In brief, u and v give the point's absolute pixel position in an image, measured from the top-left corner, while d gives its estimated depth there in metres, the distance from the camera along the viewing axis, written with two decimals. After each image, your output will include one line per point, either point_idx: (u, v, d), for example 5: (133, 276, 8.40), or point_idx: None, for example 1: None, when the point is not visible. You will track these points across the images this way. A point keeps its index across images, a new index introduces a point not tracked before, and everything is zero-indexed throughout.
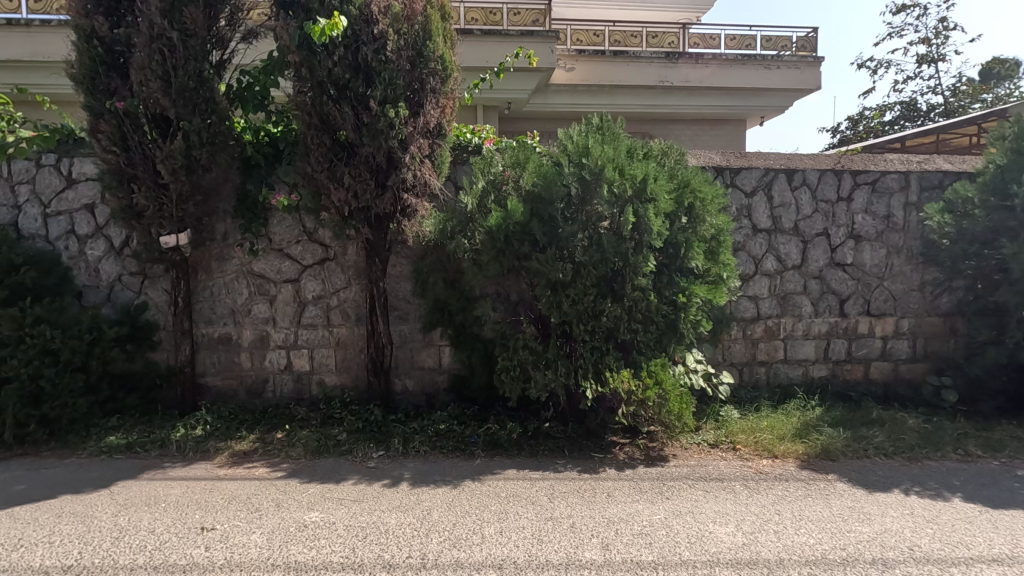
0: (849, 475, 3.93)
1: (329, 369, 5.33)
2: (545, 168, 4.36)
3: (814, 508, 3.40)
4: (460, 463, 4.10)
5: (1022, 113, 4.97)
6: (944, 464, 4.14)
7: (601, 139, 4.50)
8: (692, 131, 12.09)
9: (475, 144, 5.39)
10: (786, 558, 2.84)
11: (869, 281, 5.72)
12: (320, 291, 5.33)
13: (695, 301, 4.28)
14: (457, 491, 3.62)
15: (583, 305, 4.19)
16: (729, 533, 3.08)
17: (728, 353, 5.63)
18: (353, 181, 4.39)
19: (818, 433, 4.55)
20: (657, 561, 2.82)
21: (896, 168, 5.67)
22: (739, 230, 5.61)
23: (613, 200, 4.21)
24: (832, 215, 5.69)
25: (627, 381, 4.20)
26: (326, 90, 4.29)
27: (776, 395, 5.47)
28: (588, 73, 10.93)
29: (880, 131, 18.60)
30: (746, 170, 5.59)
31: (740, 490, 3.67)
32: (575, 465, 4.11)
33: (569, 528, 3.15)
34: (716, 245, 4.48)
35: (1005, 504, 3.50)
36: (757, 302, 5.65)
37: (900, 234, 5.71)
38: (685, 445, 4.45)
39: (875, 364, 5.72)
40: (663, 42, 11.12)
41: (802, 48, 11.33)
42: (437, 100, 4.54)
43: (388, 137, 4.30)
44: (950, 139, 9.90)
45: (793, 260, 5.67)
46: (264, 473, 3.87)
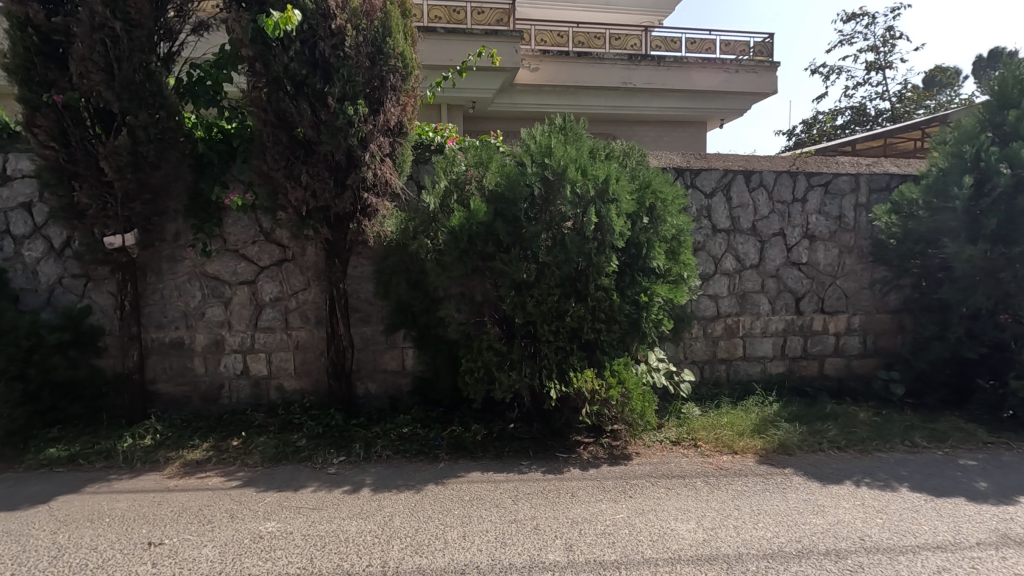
0: (804, 469, 4.04)
1: (288, 373, 5.17)
2: (508, 168, 4.34)
3: (771, 502, 3.48)
4: (423, 467, 4.04)
5: (961, 119, 5.21)
6: (893, 456, 4.31)
7: (564, 140, 4.51)
8: (656, 132, 12.27)
9: (438, 143, 5.32)
10: (745, 553, 2.89)
11: (823, 279, 5.91)
12: (278, 292, 5.17)
13: (657, 301, 4.34)
14: (420, 496, 3.56)
15: (547, 305, 4.19)
16: (690, 530, 3.12)
17: (690, 351, 5.72)
18: (311, 180, 4.26)
19: (776, 428, 4.66)
20: (621, 560, 2.83)
21: (846, 171, 5.89)
22: (700, 230, 5.70)
23: (576, 200, 4.22)
24: (787, 216, 5.85)
25: (591, 380, 4.19)
26: (283, 86, 4.17)
27: (736, 391, 5.58)
28: (552, 72, 10.98)
29: (832, 135, 19.35)
30: (705, 171, 5.70)
31: (701, 486, 3.73)
32: (539, 465, 4.10)
33: (533, 530, 3.14)
34: (676, 245, 4.55)
35: (949, 493, 3.66)
36: (717, 300, 5.76)
37: (851, 233, 5.92)
38: (648, 442, 4.50)
39: (829, 360, 5.92)
40: (625, 44, 11.28)
41: (759, 53, 11.66)
42: (397, 97, 4.46)
43: (348, 135, 4.18)
44: (897, 143, 10.38)
45: (751, 259, 5.81)
46: (217, 483, 3.72)
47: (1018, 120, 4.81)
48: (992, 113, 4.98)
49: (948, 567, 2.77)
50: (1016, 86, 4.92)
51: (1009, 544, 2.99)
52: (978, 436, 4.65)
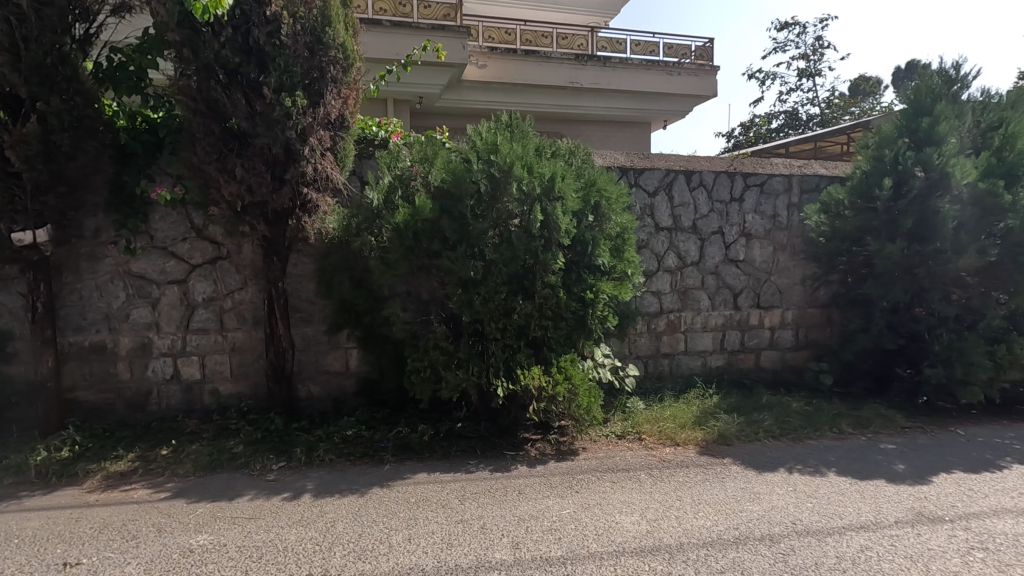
0: (741, 458, 4.20)
1: (223, 377, 4.93)
2: (454, 164, 4.30)
3: (711, 491, 3.61)
4: (368, 470, 3.93)
5: (881, 124, 5.53)
6: (823, 443, 4.55)
7: (510, 137, 4.50)
8: (603, 132, 12.51)
9: (381, 137, 5.18)
10: (686, 542, 2.97)
11: (759, 275, 6.18)
12: (211, 292, 4.91)
13: (602, 298, 4.38)
14: (363, 500, 3.47)
15: (494, 303, 4.17)
16: (633, 522, 3.18)
17: (635, 346, 5.84)
18: (246, 174, 4.06)
19: (715, 420, 4.83)
20: (566, 556, 2.84)
21: (780, 172, 6.16)
22: (643, 228, 5.83)
23: (523, 198, 4.22)
24: (725, 215, 6.07)
25: (538, 377, 4.23)
26: (214, 74, 3.96)
27: (678, 385, 5.74)
28: (499, 70, 10.97)
29: (767, 138, 20.31)
30: (648, 170, 5.83)
31: (645, 479, 3.81)
32: (486, 464, 4.07)
33: (480, 529, 3.11)
34: (620, 243, 4.63)
35: (871, 476, 3.89)
36: (660, 297, 5.91)
37: (784, 232, 6.22)
38: (594, 437, 4.56)
39: (764, 353, 6.20)
40: (572, 44, 11.42)
41: (700, 57, 12.07)
42: (338, 90, 4.31)
43: (285, 127, 4.00)
44: (826, 146, 10.99)
45: (692, 257, 5.99)
46: (143, 496, 3.49)
47: (931, 126, 5.13)
48: (909, 119, 5.31)
49: (871, 545, 2.94)
50: (929, 94, 5.28)
51: (924, 521, 3.21)
52: (897, 421, 4.99)
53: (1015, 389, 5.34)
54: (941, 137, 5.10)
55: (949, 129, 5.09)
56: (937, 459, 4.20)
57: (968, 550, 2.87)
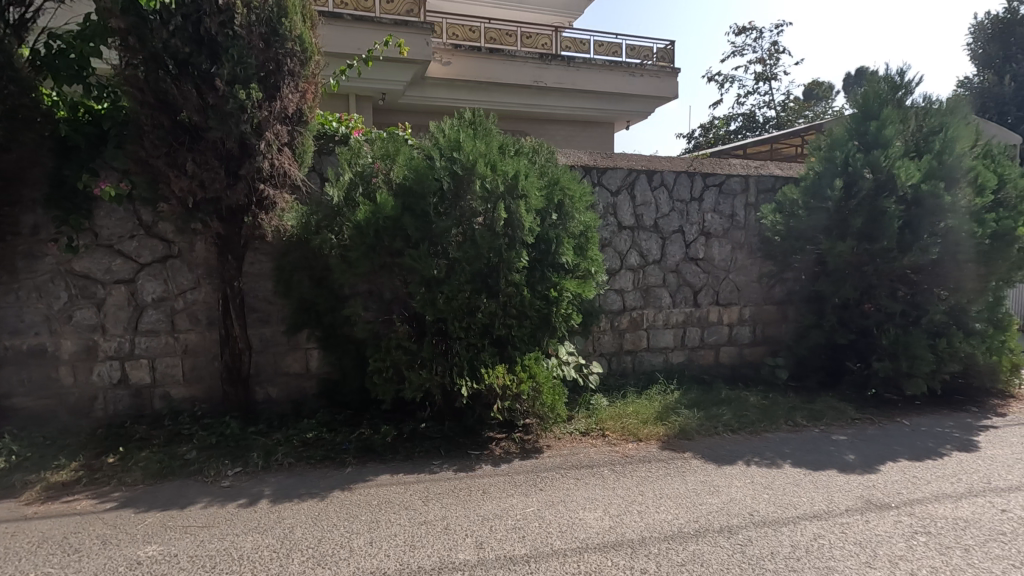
0: (701, 452, 4.29)
1: (175, 381, 4.74)
2: (416, 161, 4.24)
3: (672, 485, 3.67)
4: (329, 473, 3.85)
5: (832, 127, 5.74)
6: (779, 435, 4.69)
7: (473, 134, 4.47)
8: (567, 132, 12.58)
9: (342, 133, 5.06)
10: (648, 536, 3.02)
11: (718, 273, 6.33)
12: (162, 292, 4.72)
13: (566, 296, 4.40)
14: (324, 504, 3.39)
15: (457, 302, 4.13)
16: (597, 518, 3.21)
17: (598, 344, 5.90)
18: (198, 169, 3.90)
19: (677, 415, 4.93)
20: (530, 554, 2.84)
21: (738, 172, 6.32)
22: (606, 227, 5.89)
23: (486, 196, 4.20)
24: (686, 214, 6.19)
25: (502, 375, 4.22)
26: (163, 65, 3.80)
27: (641, 381, 5.83)
28: (464, 68, 10.90)
29: (726, 139, 20.87)
30: (611, 170, 5.88)
31: (608, 475, 3.85)
32: (450, 464, 4.04)
33: (443, 530, 3.08)
34: (584, 241, 4.66)
35: (824, 466, 4.03)
36: (622, 295, 5.98)
37: (741, 231, 6.39)
38: (558, 435, 4.58)
39: (723, 349, 6.36)
40: (536, 43, 11.46)
41: (661, 60, 12.30)
42: (296, 83, 4.19)
43: (240, 121, 3.86)
44: (781, 148, 11.37)
45: (653, 255, 6.09)
46: (87, 507, 3.32)
47: (878, 129, 5.35)
48: (858, 123, 5.53)
49: (823, 533, 3.04)
50: (876, 98, 5.50)
51: (872, 508, 3.34)
52: (848, 413, 5.19)
53: (956, 380, 5.63)
54: (887, 140, 5.32)
55: (894, 132, 5.32)
56: (884, 449, 4.39)
57: (913, 535, 3.01)
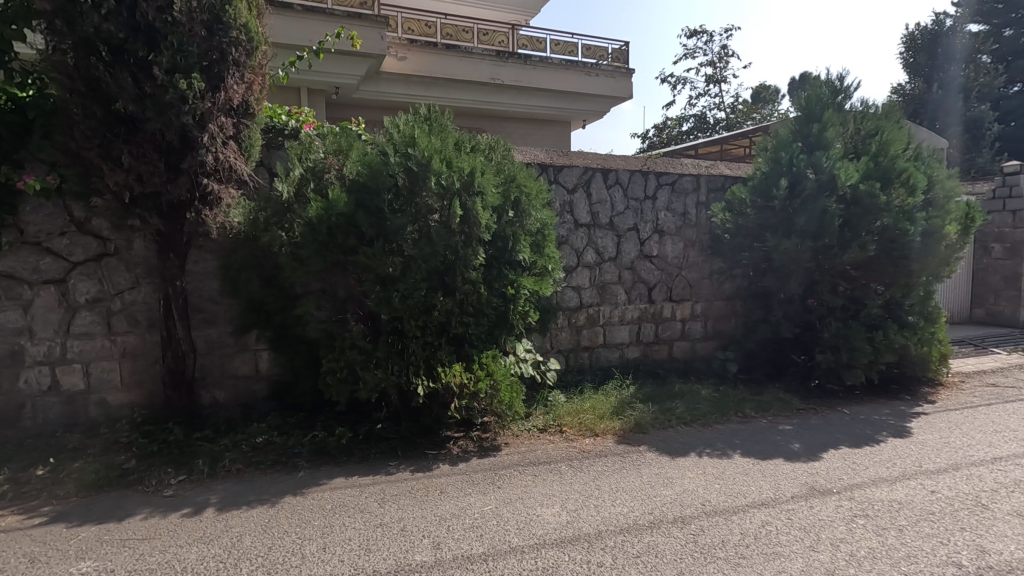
0: (656, 445, 4.38)
1: (113, 386, 4.48)
2: (370, 157, 4.16)
3: (627, 479, 3.74)
4: (280, 478, 3.72)
5: (779, 129, 5.95)
6: (729, 427, 4.85)
7: (428, 130, 4.42)
8: (524, 129, 12.61)
9: (292, 127, 4.88)
10: (604, 529, 3.05)
11: (671, 270, 6.48)
12: (97, 292, 4.45)
13: (523, 293, 4.39)
14: (274, 510, 3.27)
15: (413, 300, 4.08)
16: (554, 514, 3.23)
17: (556, 341, 5.93)
18: (135, 162, 3.70)
19: (632, 409, 5.02)
20: (487, 552, 2.82)
21: (689, 172, 6.48)
22: (563, 225, 5.93)
23: (442, 192, 4.16)
24: (640, 212, 6.30)
25: (459, 374, 4.19)
26: (96, 50, 3.57)
27: (597, 376, 5.92)
28: (419, 63, 10.76)
29: (679, 139, 21.41)
30: (567, 167, 5.92)
31: (565, 470, 3.88)
32: (407, 465, 3.98)
33: (399, 532, 3.02)
34: (541, 238, 4.66)
35: (771, 455, 4.19)
36: (579, 292, 6.04)
37: (693, 229, 6.56)
38: (516, 432, 4.59)
39: (677, 344, 6.52)
40: (493, 40, 11.45)
41: (616, 60, 12.49)
42: (241, 74, 4.02)
43: (181, 112, 3.68)
44: (730, 149, 11.75)
45: (609, 252, 6.17)
46: (13, 524, 3.09)
47: (820, 132, 5.61)
48: (802, 125, 5.77)
49: (770, 520, 3.15)
50: (818, 102, 5.75)
51: (815, 494, 3.49)
52: (793, 404, 5.41)
53: (891, 370, 5.95)
54: (828, 141, 5.58)
55: (835, 135, 5.58)
56: (826, 437, 4.59)
57: (852, 518, 3.16)
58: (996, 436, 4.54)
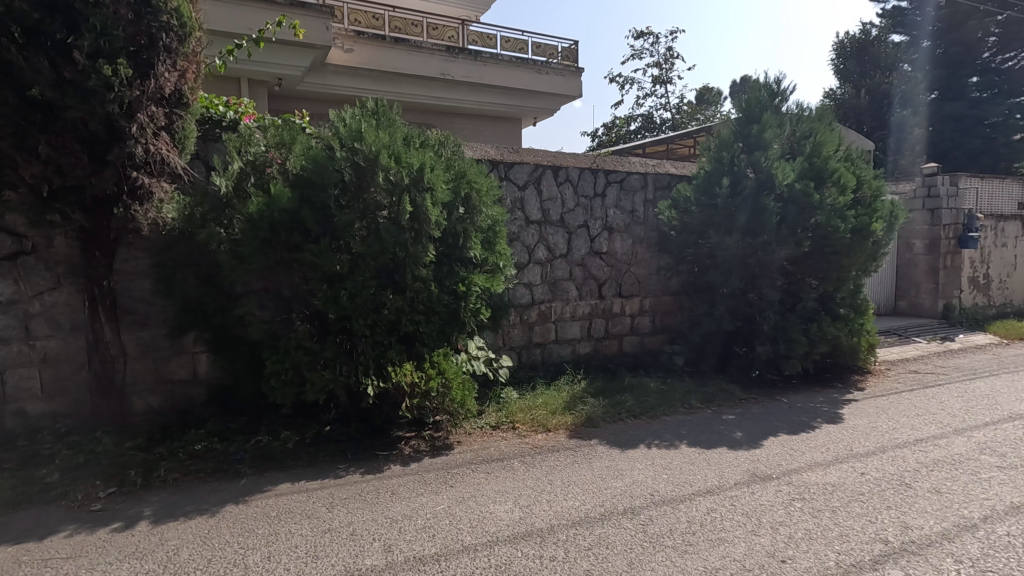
0: (606, 439, 4.46)
1: (32, 394, 4.16)
2: (314, 151, 4.05)
3: (579, 472, 3.79)
4: (221, 486, 3.56)
5: (721, 130, 6.16)
6: (675, 418, 5.00)
7: (376, 125, 4.32)
8: (475, 126, 12.57)
9: (230, 118, 4.67)
10: (557, 523, 3.08)
11: (620, 266, 6.60)
12: (12, 293, 4.11)
13: (474, 290, 4.36)
14: (215, 520, 3.13)
15: (362, 298, 3.99)
16: (507, 510, 3.23)
17: (508, 337, 5.94)
18: (54, 153, 3.43)
19: (583, 404, 5.09)
20: (440, 552, 2.79)
21: (637, 170, 6.62)
22: (514, 221, 5.93)
23: (390, 188, 4.06)
24: (590, 209, 6.39)
25: (409, 373, 4.16)
26: (5, 30, 3.24)
27: (549, 372, 5.97)
28: (367, 56, 10.53)
29: (627, 138, 21.91)
30: (518, 164, 5.94)
31: (518, 466, 3.89)
32: (357, 467, 3.88)
33: (349, 536, 2.95)
34: (492, 235, 4.64)
35: (716, 444, 4.34)
36: (531, 288, 6.07)
37: (641, 226, 6.71)
38: (469, 430, 4.56)
39: (626, 338, 6.66)
40: (442, 35, 11.32)
41: (566, 59, 12.62)
42: (173, 60, 3.79)
43: (105, 100, 3.43)
44: (676, 148, 12.10)
45: (560, 249, 6.23)
46: None
47: (759, 132, 5.85)
48: (742, 126, 6.00)
49: (715, 507, 3.26)
50: (757, 104, 5.99)
51: (757, 480, 3.64)
52: (736, 394, 5.63)
53: (825, 360, 6.29)
54: (767, 142, 5.82)
55: (773, 136, 5.83)
56: (766, 425, 4.80)
57: (791, 502, 3.31)
58: (917, 419, 4.87)
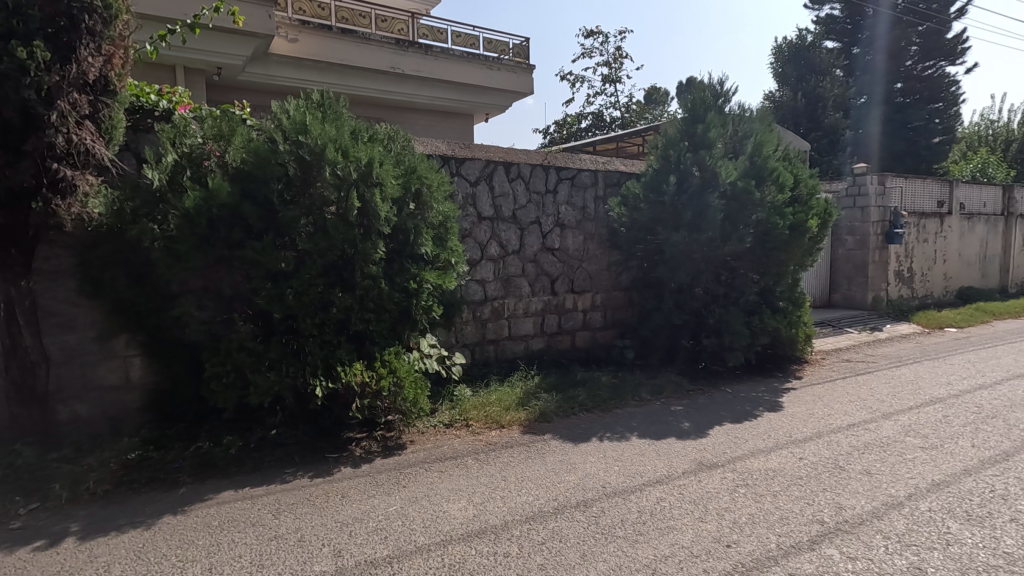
0: (560, 433, 4.50)
1: None
2: (256, 144, 3.90)
3: (533, 467, 3.80)
4: (158, 497, 3.37)
5: (668, 129, 6.32)
6: (626, 410, 5.10)
7: (322, 117, 4.18)
8: (426, 121, 12.40)
9: (163, 108, 4.40)
10: (511, 519, 3.08)
11: (572, 262, 6.67)
12: None
13: (426, 288, 4.28)
14: (151, 532, 2.96)
15: (309, 297, 3.88)
16: (460, 508, 3.21)
17: (461, 335, 5.90)
18: None
19: (537, 399, 5.13)
20: (393, 555, 2.74)
21: (588, 167, 6.69)
22: (466, 217, 5.89)
23: (338, 182, 3.95)
24: (542, 206, 6.42)
25: (360, 373, 4.11)
26: None
27: (503, 369, 5.98)
28: (312, 46, 10.20)
29: (578, 135, 22.19)
30: (469, 160, 5.89)
31: (472, 464, 3.87)
32: (305, 471, 3.77)
33: (296, 543, 2.85)
34: (443, 231, 4.58)
35: (665, 435, 4.46)
36: (484, 285, 6.04)
37: (592, 222, 6.80)
38: (422, 429, 4.50)
39: (579, 333, 6.74)
40: (392, 27, 11.08)
41: (517, 56, 12.62)
42: (96, 44, 3.54)
43: (20, 85, 3.18)
44: (626, 147, 12.35)
45: (513, 245, 6.23)
46: None
47: (704, 132, 6.03)
48: (688, 125, 6.18)
49: (664, 497, 3.35)
50: (702, 104, 6.17)
51: (703, 469, 3.76)
52: (684, 386, 5.80)
53: (766, 351, 6.57)
54: (711, 141, 6.01)
55: (717, 135, 6.01)
56: (712, 415, 4.96)
57: (735, 488, 3.44)
58: (850, 405, 5.16)
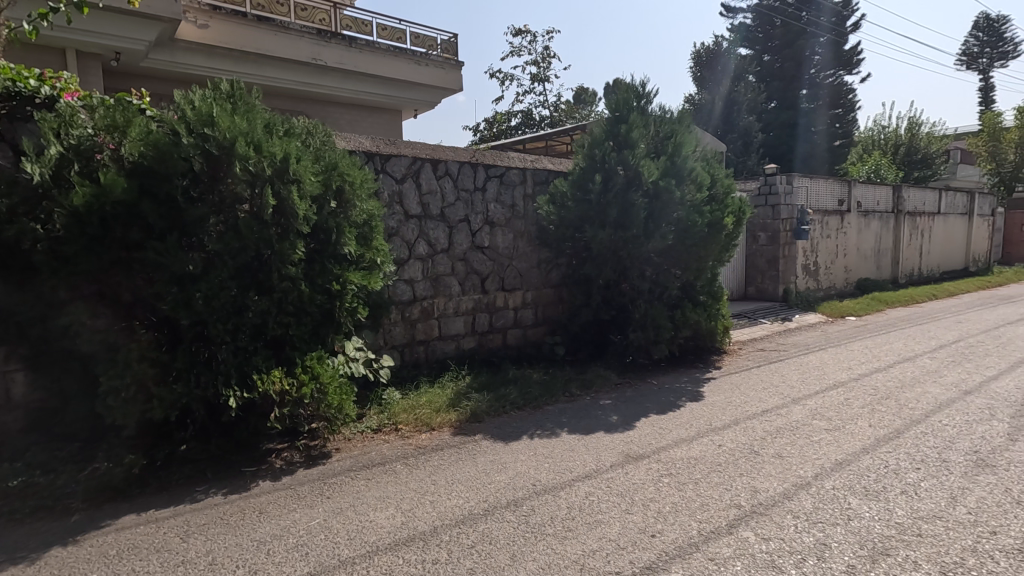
0: (491, 432, 4.48)
1: None
2: (156, 136, 3.57)
3: (463, 469, 3.76)
4: (46, 527, 3.04)
5: (593, 128, 6.43)
6: (556, 407, 5.15)
7: (231, 109, 3.89)
8: (351, 116, 12.02)
9: (45, 93, 3.95)
10: (440, 524, 3.02)
11: (502, 260, 6.65)
12: None
13: (350, 289, 4.15)
14: (34, 568, 2.65)
15: (220, 301, 3.62)
16: (388, 517, 3.10)
17: (389, 336, 5.74)
18: None
19: (468, 399, 5.07)
20: (313, 572, 2.60)
21: (516, 165, 6.68)
22: (392, 216, 5.74)
23: (250, 179, 3.72)
24: (470, 203, 6.36)
25: (279, 381, 3.84)
26: None
27: (433, 370, 5.88)
28: (225, 33, 9.59)
29: (507, 133, 22.29)
30: (394, 157, 5.74)
31: (401, 469, 3.77)
32: (219, 488, 3.52)
33: (206, 567, 2.65)
34: (367, 230, 4.41)
35: (594, 429, 4.54)
36: (412, 285, 5.91)
37: (522, 220, 6.81)
38: (348, 436, 4.34)
39: (510, 331, 6.74)
40: (313, 17, 10.57)
41: (445, 52, 12.45)
42: None
43: None
44: (555, 146, 12.50)
45: (441, 244, 6.13)
46: None
47: (627, 132, 6.19)
48: (612, 125, 6.31)
49: (593, 490, 3.40)
50: (625, 105, 6.33)
51: (630, 461, 3.86)
52: (611, 380, 5.95)
53: (688, 343, 6.85)
54: (633, 141, 6.17)
55: (639, 136, 6.18)
56: (639, 407, 5.11)
57: (660, 478, 3.55)
58: (764, 392, 5.47)
